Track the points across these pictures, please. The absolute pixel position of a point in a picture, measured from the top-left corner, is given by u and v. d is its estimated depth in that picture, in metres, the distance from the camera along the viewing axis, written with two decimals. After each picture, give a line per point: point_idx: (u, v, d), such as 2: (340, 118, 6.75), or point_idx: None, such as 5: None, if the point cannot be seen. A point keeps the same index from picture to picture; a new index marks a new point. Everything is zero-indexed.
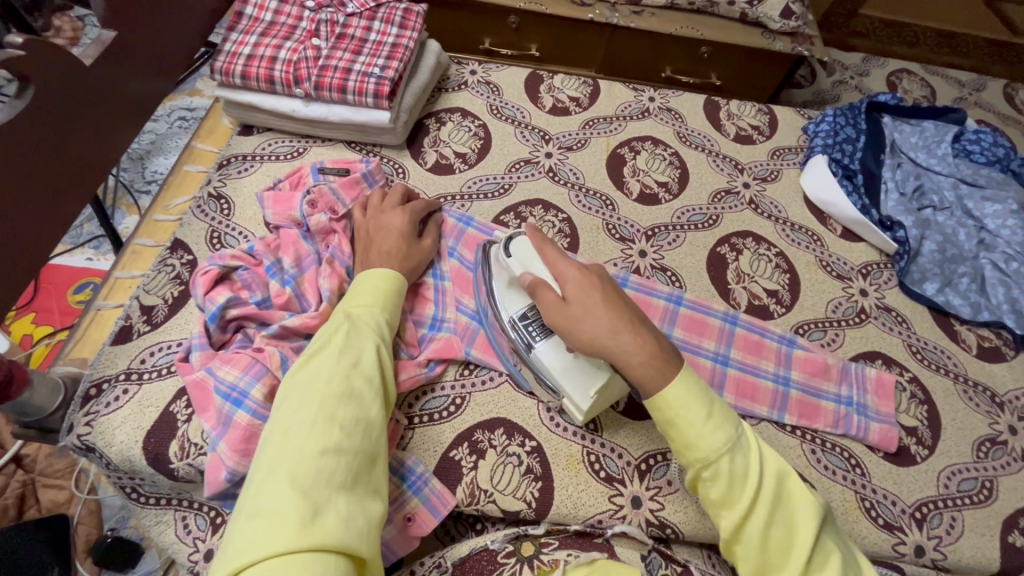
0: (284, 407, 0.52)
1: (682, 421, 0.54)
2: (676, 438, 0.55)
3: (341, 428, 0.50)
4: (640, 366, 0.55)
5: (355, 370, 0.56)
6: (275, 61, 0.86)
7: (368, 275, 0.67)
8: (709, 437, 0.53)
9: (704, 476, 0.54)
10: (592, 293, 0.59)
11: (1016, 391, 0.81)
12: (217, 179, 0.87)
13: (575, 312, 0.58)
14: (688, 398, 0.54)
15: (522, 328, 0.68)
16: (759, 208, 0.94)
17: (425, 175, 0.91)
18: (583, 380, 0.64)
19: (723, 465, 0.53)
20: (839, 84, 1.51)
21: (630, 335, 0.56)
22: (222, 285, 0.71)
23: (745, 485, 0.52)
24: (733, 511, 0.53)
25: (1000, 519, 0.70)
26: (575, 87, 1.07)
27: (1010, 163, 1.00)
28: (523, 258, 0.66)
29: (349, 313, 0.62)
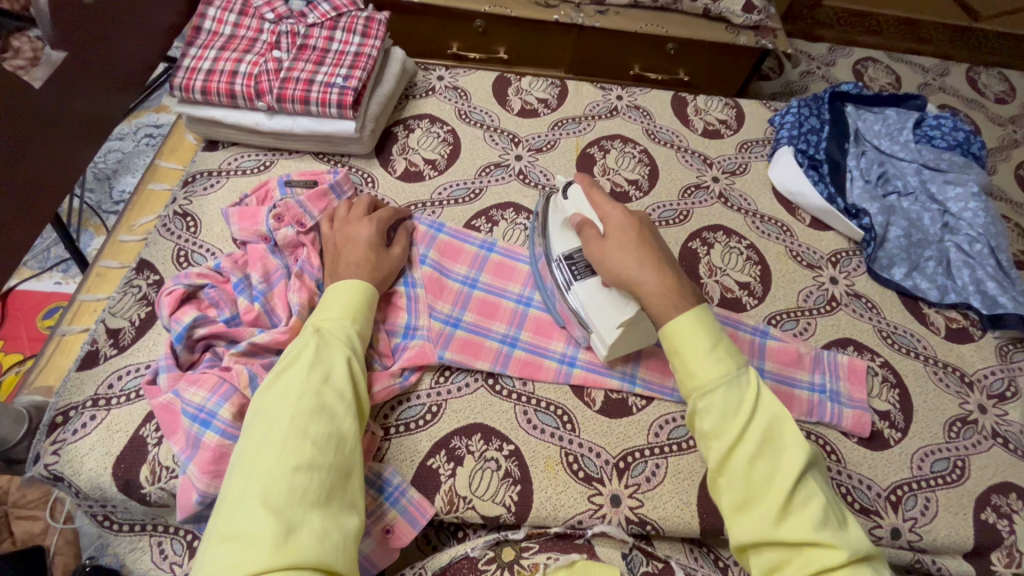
0: (256, 428, 0.51)
1: (683, 347, 0.56)
2: (678, 367, 0.57)
3: (313, 444, 0.50)
4: (659, 296, 0.59)
5: (327, 384, 0.55)
6: (236, 75, 0.85)
7: (339, 287, 0.66)
8: (707, 366, 0.55)
9: (699, 406, 0.54)
10: (627, 233, 0.64)
11: (984, 370, 0.82)
12: (182, 197, 0.86)
13: (608, 245, 0.64)
14: (695, 330, 0.56)
15: (564, 267, 0.73)
16: (728, 202, 0.95)
17: (394, 183, 0.91)
18: (613, 314, 0.66)
19: (717, 394, 0.53)
20: (806, 75, 1.53)
21: (652, 269, 0.61)
22: (189, 304, 0.70)
23: (738, 417, 0.53)
24: (722, 443, 0.52)
25: (972, 497, 0.71)
26: (544, 89, 1.07)
27: (971, 147, 1.01)
28: (579, 203, 0.72)
29: (318, 326, 0.61)
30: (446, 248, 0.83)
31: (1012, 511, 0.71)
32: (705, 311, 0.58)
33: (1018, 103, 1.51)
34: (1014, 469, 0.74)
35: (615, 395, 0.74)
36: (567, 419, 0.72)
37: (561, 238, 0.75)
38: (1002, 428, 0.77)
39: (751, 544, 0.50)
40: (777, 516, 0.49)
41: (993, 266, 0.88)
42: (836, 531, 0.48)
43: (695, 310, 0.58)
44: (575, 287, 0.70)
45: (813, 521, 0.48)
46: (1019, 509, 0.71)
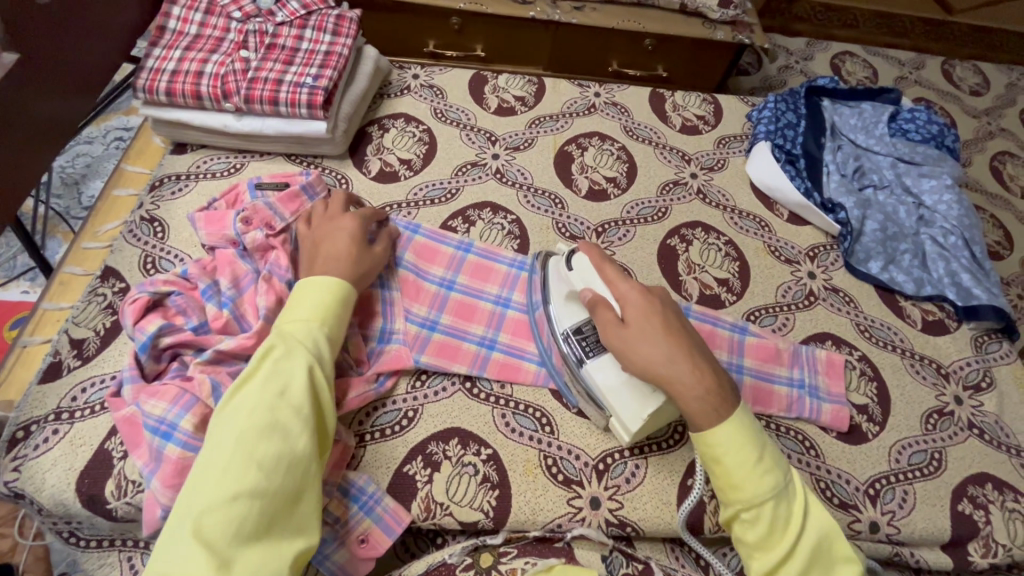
0: (208, 442, 0.51)
1: (728, 463, 0.55)
2: (721, 476, 0.56)
3: (259, 469, 0.50)
4: (694, 398, 0.57)
5: (283, 398, 0.54)
6: (202, 76, 0.83)
7: (313, 284, 0.63)
8: (756, 482, 0.54)
9: (744, 519, 0.54)
10: (650, 321, 0.60)
11: (960, 362, 0.82)
12: (149, 201, 0.83)
13: (633, 336, 0.60)
14: (739, 442, 0.55)
15: (575, 343, 0.69)
16: (707, 198, 0.95)
17: (368, 185, 0.89)
18: (636, 400, 0.63)
19: (766, 510, 0.53)
20: (785, 70, 1.53)
21: (685, 366, 0.58)
22: (154, 312, 0.68)
23: (787, 532, 0.53)
24: (767, 557, 0.53)
25: (950, 489, 0.71)
26: (520, 86, 1.06)
27: (945, 139, 1.02)
28: (585, 274, 0.68)
29: (282, 328, 0.59)
30: (423, 250, 0.81)
31: (988, 501, 0.71)
32: (742, 417, 0.56)
33: (992, 95, 1.53)
34: (990, 459, 0.74)
35: None
36: (546, 422, 0.71)
37: (569, 312, 0.71)
38: (977, 419, 0.78)
39: None
40: None
41: (967, 258, 0.89)
42: None
43: (731, 414, 0.56)
44: (589, 365, 0.67)
45: None
46: (995, 499, 0.72)
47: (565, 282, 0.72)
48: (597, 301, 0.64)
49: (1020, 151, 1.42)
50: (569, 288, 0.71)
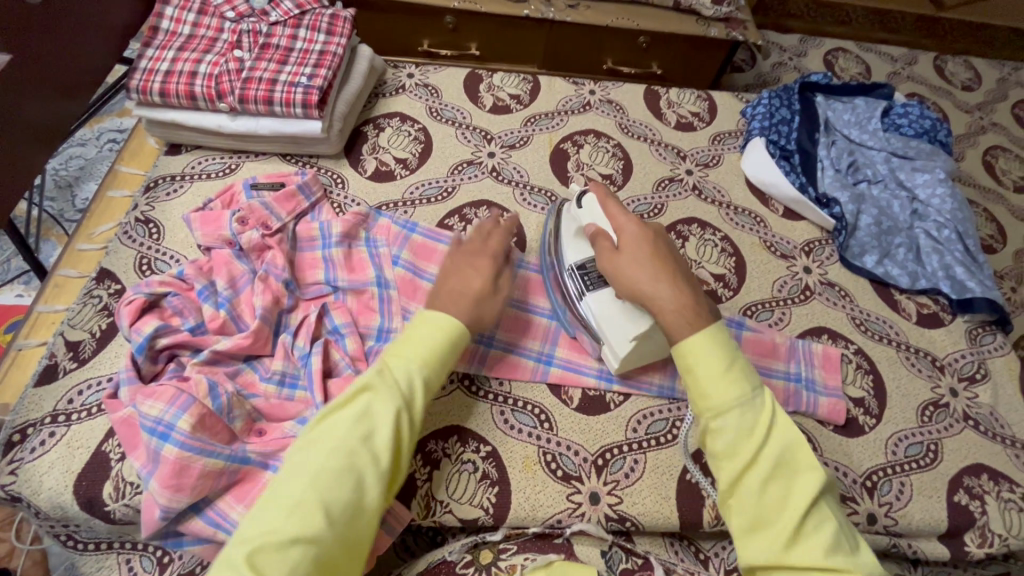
0: (285, 473, 0.52)
1: (696, 372, 0.55)
2: (692, 386, 0.56)
3: (326, 515, 0.49)
4: (672, 314, 0.59)
5: (366, 445, 0.54)
6: (195, 76, 0.83)
7: (427, 322, 0.62)
8: (723, 389, 0.54)
9: (712, 428, 0.54)
10: (639, 248, 0.64)
11: (955, 354, 0.83)
12: (144, 203, 0.83)
13: (620, 259, 0.64)
14: (709, 349, 0.56)
15: (577, 277, 0.72)
16: (702, 194, 0.95)
17: (365, 184, 0.89)
18: (624, 325, 0.67)
19: (732, 417, 0.53)
20: (778, 66, 1.54)
21: (665, 286, 0.60)
22: (151, 314, 0.68)
23: (752, 439, 0.53)
24: (732, 465, 0.53)
25: (946, 480, 0.72)
26: (515, 85, 1.06)
27: (938, 134, 1.03)
28: (593, 210, 0.72)
29: (384, 365, 0.59)
30: (420, 248, 0.81)
31: (983, 491, 0.72)
32: (716, 333, 0.57)
33: (984, 90, 1.54)
34: (986, 450, 0.75)
35: (592, 392, 0.74)
36: (544, 418, 0.71)
37: (574, 249, 0.75)
38: (973, 411, 0.78)
39: (759, 567, 0.51)
40: (789, 542, 0.49)
41: (960, 251, 0.89)
42: (848, 557, 0.49)
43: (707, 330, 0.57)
44: (587, 298, 0.71)
45: (825, 548, 0.49)
46: (991, 490, 0.72)
47: (576, 221, 0.76)
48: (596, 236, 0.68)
49: (1012, 145, 1.43)
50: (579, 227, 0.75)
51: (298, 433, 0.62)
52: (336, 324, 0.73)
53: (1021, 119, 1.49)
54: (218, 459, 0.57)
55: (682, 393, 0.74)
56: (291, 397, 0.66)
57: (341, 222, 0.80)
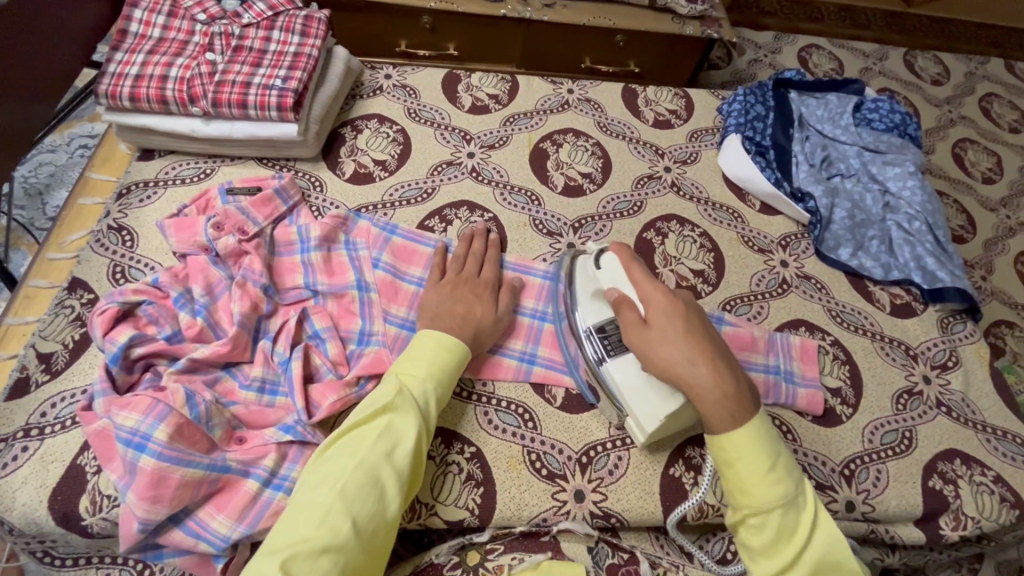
0: (308, 485, 0.54)
1: (739, 470, 0.55)
2: (732, 481, 0.56)
3: (353, 526, 0.52)
4: (712, 401, 0.57)
5: (389, 458, 0.57)
6: (166, 80, 0.81)
7: (435, 343, 0.66)
8: (768, 489, 0.54)
9: (751, 525, 0.55)
10: (671, 324, 0.61)
11: (927, 343, 0.85)
12: (117, 209, 0.81)
13: (651, 334, 0.61)
14: (754, 448, 0.55)
15: (597, 342, 0.70)
16: (681, 191, 0.96)
17: (343, 187, 0.89)
18: (653, 401, 0.64)
19: (774, 517, 0.54)
20: (754, 63, 1.56)
21: (703, 368, 0.58)
22: (125, 323, 0.67)
23: (792, 540, 0.53)
24: (770, 562, 0.54)
25: (921, 466, 0.74)
26: (494, 84, 1.06)
27: (907, 128, 1.05)
28: (616, 275, 0.69)
29: (400, 382, 0.62)
30: (401, 250, 0.81)
31: (957, 476, 0.73)
32: (758, 427, 0.56)
33: (953, 84, 1.58)
34: (958, 435, 0.77)
35: (575, 390, 0.74)
36: (528, 417, 0.71)
37: (594, 313, 0.72)
38: (945, 397, 0.80)
39: None
40: None
41: (931, 242, 0.91)
42: None
43: (747, 420, 0.56)
44: (608, 364, 0.68)
45: None
46: (964, 474, 0.74)
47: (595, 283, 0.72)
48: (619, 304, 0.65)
49: (979, 138, 1.47)
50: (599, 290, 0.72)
51: (279, 440, 0.62)
52: (317, 329, 0.72)
53: (988, 111, 1.53)
54: (197, 468, 0.56)
55: None
56: (272, 403, 0.66)
57: (320, 226, 0.79)
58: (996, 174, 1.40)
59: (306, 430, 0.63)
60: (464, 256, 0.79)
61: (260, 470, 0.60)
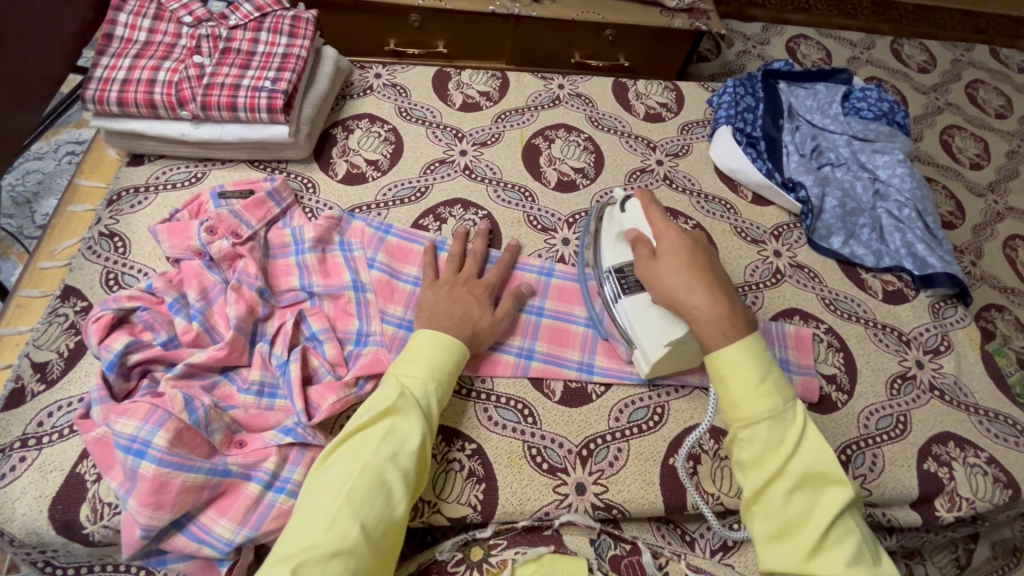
0: (314, 491, 0.54)
1: (729, 384, 0.57)
2: (723, 398, 0.57)
3: (362, 529, 0.52)
4: (708, 323, 0.60)
5: (394, 460, 0.57)
6: (154, 84, 0.80)
7: (433, 342, 0.66)
8: (755, 403, 0.55)
9: (740, 438, 0.56)
10: (676, 258, 0.64)
11: (920, 328, 0.86)
12: (108, 216, 0.81)
13: (656, 266, 0.65)
14: (744, 361, 0.57)
15: (614, 280, 0.73)
16: (673, 183, 0.96)
17: (336, 188, 0.88)
18: (659, 332, 0.66)
19: (761, 430, 0.54)
20: (742, 54, 1.57)
21: (701, 297, 0.61)
22: (120, 330, 0.66)
23: (779, 450, 0.54)
24: (757, 472, 0.54)
25: (916, 449, 0.75)
26: (484, 81, 1.06)
27: (896, 116, 1.05)
28: (637, 217, 0.72)
29: (400, 383, 0.62)
30: (396, 249, 0.82)
31: (951, 458, 0.75)
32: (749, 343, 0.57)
33: (939, 71, 1.59)
34: (952, 418, 0.78)
35: (574, 384, 0.75)
36: (528, 413, 0.72)
37: (615, 254, 0.75)
38: (939, 381, 0.81)
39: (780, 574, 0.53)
40: (812, 553, 0.51)
41: (921, 228, 0.92)
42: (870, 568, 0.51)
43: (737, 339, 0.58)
44: (622, 301, 0.71)
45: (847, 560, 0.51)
46: (958, 456, 0.75)
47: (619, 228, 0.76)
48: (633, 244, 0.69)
49: (966, 124, 1.49)
50: (621, 234, 0.75)
51: (279, 442, 0.62)
52: (314, 330, 0.72)
53: (974, 97, 1.54)
54: (198, 473, 0.56)
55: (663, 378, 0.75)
56: (271, 406, 0.66)
57: (314, 227, 0.79)
58: (983, 160, 1.42)
59: (307, 432, 0.63)
60: (459, 255, 0.79)
61: (262, 473, 0.60)
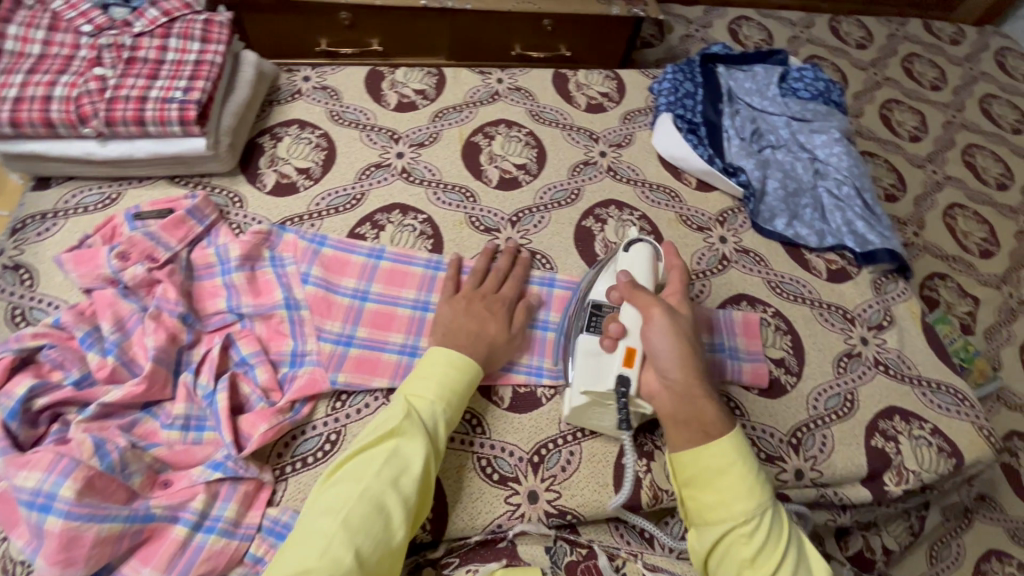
0: (312, 512, 0.53)
1: (721, 478, 0.58)
2: (712, 494, 0.58)
3: (356, 557, 0.49)
4: (709, 405, 0.61)
5: (396, 484, 0.55)
6: (51, 100, 0.74)
7: (444, 361, 0.64)
8: (744, 497, 0.56)
9: (738, 536, 0.56)
10: (692, 330, 0.65)
11: (864, 305, 0.87)
12: (12, 246, 0.75)
13: (679, 327, 0.63)
14: (730, 459, 0.58)
15: (588, 315, 0.69)
16: (617, 174, 0.95)
17: (265, 200, 0.84)
18: (592, 385, 0.64)
19: (757, 526, 0.55)
20: (686, 38, 1.56)
21: (704, 375, 0.63)
22: (24, 372, 0.61)
23: (777, 546, 0.55)
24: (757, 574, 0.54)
25: (863, 426, 0.76)
26: (420, 79, 1.02)
27: (832, 94, 1.06)
28: (642, 265, 0.71)
29: (408, 403, 0.60)
30: (332, 262, 0.78)
31: (897, 432, 0.76)
32: (739, 436, 0.60)
33: (876, 46, 1.61)
34: (897, 393, 0.79)
35: (523, 389, 0.73)
36: (477, 423, 0.70)
37: (599, 292, 0.71)
38: (883, 356, 0.82)
39: None
40: None
41: (860, 206, 0.93)
42: None
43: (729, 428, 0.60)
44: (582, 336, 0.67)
45: None
46: (904, 429, 0.76)
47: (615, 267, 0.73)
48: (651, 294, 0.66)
49: (904, 98, 1.52)
50: (614, 273, 0.72)
51: (207, 479, 0.58)
52: (244, 354, 0.68)
53: (910, 71, 1.58)
54: (114, 522, 0.52)
55: None
56: (198, 440, 0.62)
57: (240, 244, 0.74)
58: (921, 133, 1.46)
59: (238, 465, 0.60)
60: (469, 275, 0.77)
61: (189, 514, 0.56)
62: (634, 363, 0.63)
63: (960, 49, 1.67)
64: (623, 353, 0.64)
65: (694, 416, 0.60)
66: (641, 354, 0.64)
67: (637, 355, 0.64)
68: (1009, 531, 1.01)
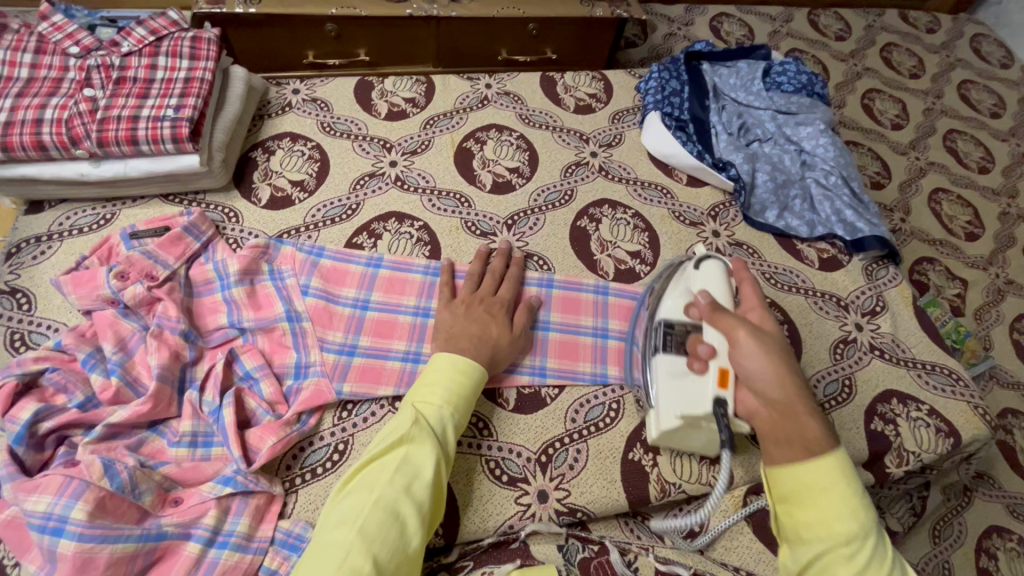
0: (327, 523, 0.53)
1: (823, 498, 0.51)
2: (810, 511, 0.51)
3: (375, 566, 0.49)
4: (813, 422, 0.54)
5: (409, 491, 0.55)
6: (41, 123, 0.74)
7: (448, 367, 0.65)
8: (844, 521, 0.49)
9: (837, 557, 0.48)
10: (784, 344, 0.60)
11: (857, 292, 0.88)
12: (7, 271, 0.74)
13: (770, 347, 0.59)
14: (830, 477, 0.51)
15: (659, 334, 0.69)
16: (609, 174, 0.96)
17: (261, 214, 0.84)
18: (683, 406, 0.64)
19: (859, 550, 0.48)
20: (669, 37, 1.58)
21: (808, 390, 0.57)
22: (28, 397, 0.61)
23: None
24: None
25: (863, 410, 0.77)
26: (409, 87, 1.03)
27: (815, 87, 1.08)
28: (718, 284, 0.69)
29: (416, 410, 0.60)
30: (331, 273, 0.78)
31: (895, 415, 0.77)
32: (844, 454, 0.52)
33: (855, 38, 1.64)
34: (893, 376, 0.80)
35: (528, 390, 0.73)
36: (483, 426, 0.70)
37: (675, 312, 0.70)
38: (878, 341, 0.84)
39: None
40: None
41: (848, 194, 0.95)
42: None
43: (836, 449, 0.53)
44: (656, 359, 0.67)
45: None
46: (902, 412, 0.77)
47: (687, 287, 0.71)
48: (734, 314, 0.62)
49: (884, 87, 1.55)
50: (686, 290, 0.71)
51: (218, 495, 0.58)
52: (248, 368, 0.68)
53: (890, 60, 1.61)
54: (126, 542, 0.52)
55: (612, 374, 0.75)
56: (207, 456, 0.62)
57: (238, 259, 0.74)
58: (903, 120, 1.49)
59: (248, 479, 0.60)
60: (480, 275, 0.78)
61: (201, 530, 0.56)
62: (729, 384, 0.62)
63: (936, 38, 1.70)
64: (716, 374, 0.63)
65: (796, 434, 0.54)
66: (734, 376, 0.63)
67: (730, 375, 0.63)
68: (1008, 506, 1.03)
